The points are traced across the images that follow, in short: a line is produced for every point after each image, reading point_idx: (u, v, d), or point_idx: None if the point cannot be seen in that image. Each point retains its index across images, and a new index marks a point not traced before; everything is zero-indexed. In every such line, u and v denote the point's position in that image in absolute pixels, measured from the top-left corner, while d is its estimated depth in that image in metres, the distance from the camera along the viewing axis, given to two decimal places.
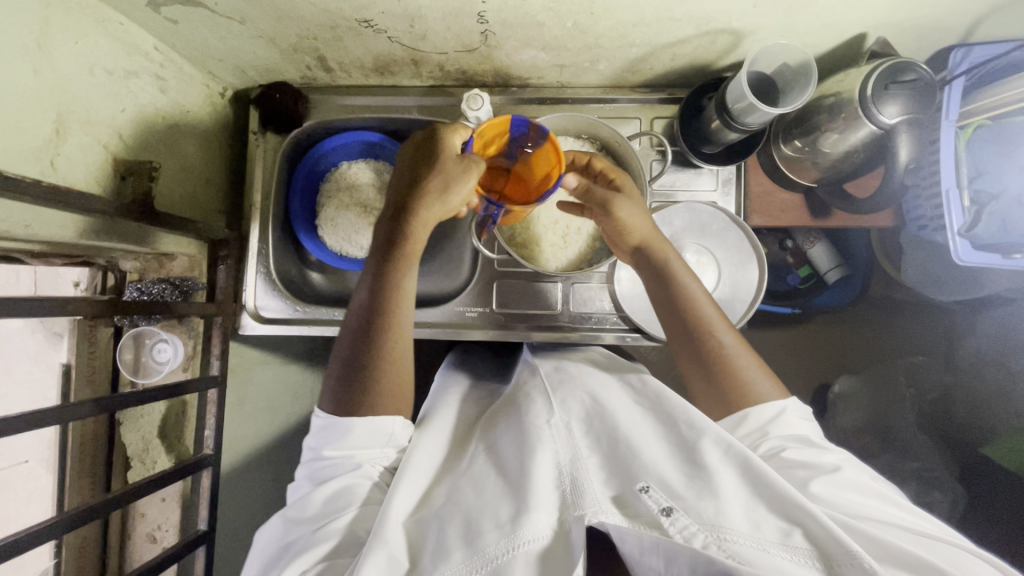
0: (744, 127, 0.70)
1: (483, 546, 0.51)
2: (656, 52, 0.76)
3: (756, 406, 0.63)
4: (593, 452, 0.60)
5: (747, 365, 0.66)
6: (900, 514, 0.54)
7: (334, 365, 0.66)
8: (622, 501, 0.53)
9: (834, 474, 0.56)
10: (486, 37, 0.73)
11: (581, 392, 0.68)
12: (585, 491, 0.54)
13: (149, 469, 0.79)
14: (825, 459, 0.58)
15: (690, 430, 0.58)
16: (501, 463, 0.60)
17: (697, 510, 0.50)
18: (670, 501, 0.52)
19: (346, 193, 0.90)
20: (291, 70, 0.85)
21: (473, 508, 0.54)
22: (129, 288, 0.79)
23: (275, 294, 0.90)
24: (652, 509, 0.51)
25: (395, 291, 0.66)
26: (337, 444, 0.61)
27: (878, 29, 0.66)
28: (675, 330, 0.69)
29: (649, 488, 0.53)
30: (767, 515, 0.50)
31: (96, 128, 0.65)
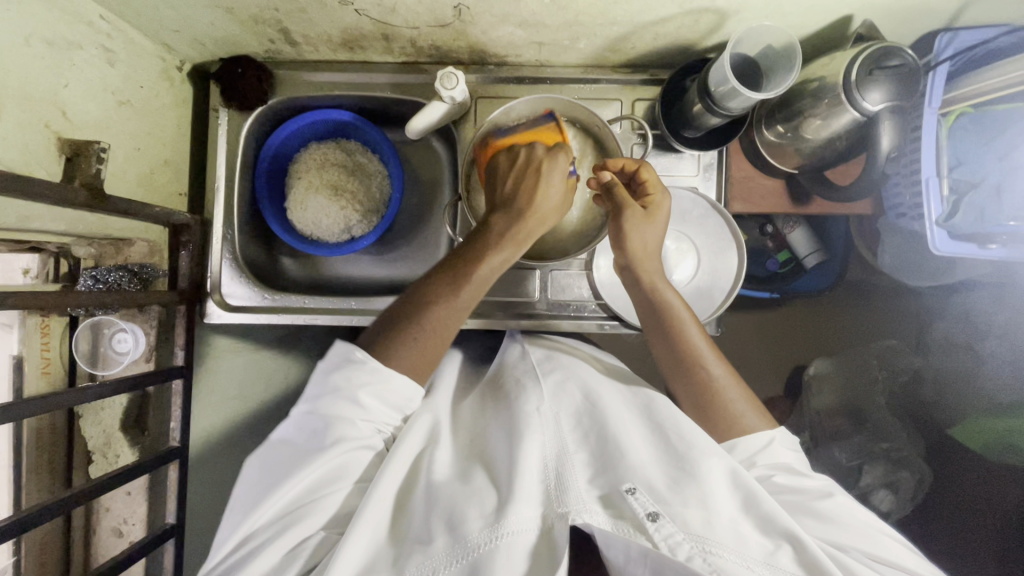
0: (726, 112, 0.68)
1: (463, 540, 0.50)
2: (637, 31, 0.73)
3: (742, 435, 0.64)
4: (580, 447, 0.60)
5: (735, 398, 0.66)
6: (879, 541, 0.58)
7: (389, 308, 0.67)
8: (608, 500, 0.54)
9: (823, 498, 0.60)
10: (460, 11, 0.69)
11: (573, 384, 0.68)
12: (569, 487, 0.55)
13: (112, 463, 0.76)
14: (812, 485, 0.62)
15: (681, 433, 0.60)
16: (490, 456, 0.60)
17: (683, 518, 0.52)
18: (657, 505, 0.53)
19: (316, 175, 0.90)
20: (254, 43, 0.80)
21: (459, 501, 0.54)
22: (83, 277, 0.75)
23: (241, 281, 0.86)
24: (638, 512, 0.52)
25: (483, 278, 0.67)
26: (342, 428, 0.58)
27: (865, 11, 0.64)
28: (667, 361, 0.70)
29: (636, 489, 0.53)
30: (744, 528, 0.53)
31: (36, 105, 0.60)
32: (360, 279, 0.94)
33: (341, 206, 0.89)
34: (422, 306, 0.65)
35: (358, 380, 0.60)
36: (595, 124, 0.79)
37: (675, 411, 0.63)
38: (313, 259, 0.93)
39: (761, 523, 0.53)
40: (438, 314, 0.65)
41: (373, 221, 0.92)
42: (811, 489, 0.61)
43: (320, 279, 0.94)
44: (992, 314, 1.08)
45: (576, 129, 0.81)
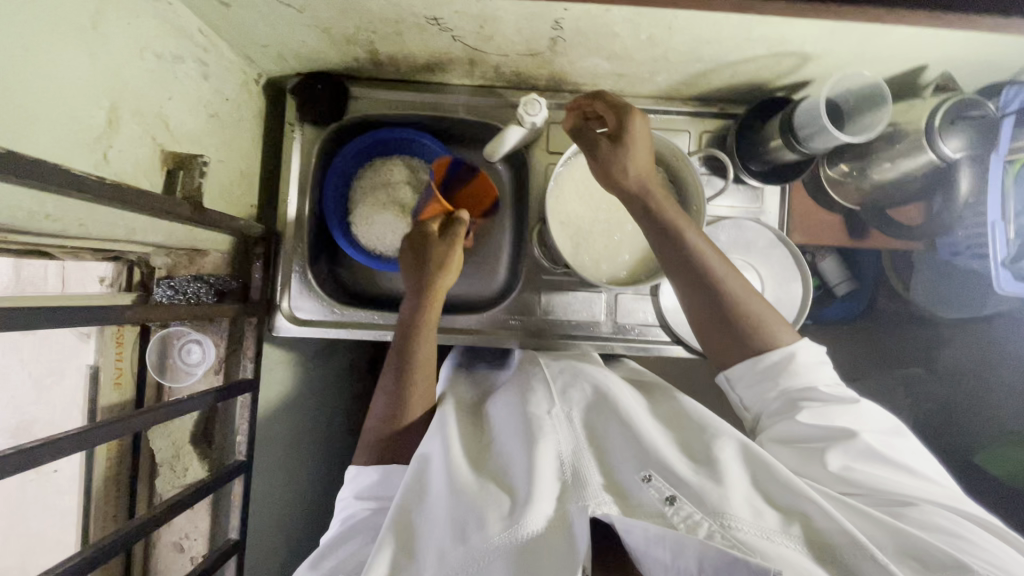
0: (807, 150, 0.71)
1: (478, 536, 0.52)
2: (719, 68, 0.76)
3: (767, 350, 0.66)
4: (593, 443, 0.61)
5: (762, 310, 0.68)
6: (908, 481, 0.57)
7: (378, 399, 0.73)
8: (625, 491, 0.55)
9: (849, 440, 0.59)
10: (555, 43, 0.70)
11: (582, 388, 0.70)
12: (585, 480, 0.55)
13: (180, 477, 0.76)
14: (837, 422, 0.61)
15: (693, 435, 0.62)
16: (506, 456, 0.61)
17: (699, 498, 0.52)
18: (672, 490, 0.54)
19: (381, 191, 0.90)
20: (337, 61, 0.80)
21: (476, 499, 0.55)
22: (159, 287, 0.75)
23: (310, 295, 0.85)
24: (655, 498, 0.53)
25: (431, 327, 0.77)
26: (368, 487, 0.66)
27: (944, 63, 0.67)
28: (683, 288, 0.69)
29: (651, 478, 0.55)
30: (761, 503, 0.53)
31: (145, 119, 0.60)
32: None
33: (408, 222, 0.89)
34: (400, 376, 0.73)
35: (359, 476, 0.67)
36: (672, 155, 0.80)
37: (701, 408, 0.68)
38: (374, 274, 0.94)
39: (782, 495, 0.54)
40: (414, 382, 0.73)
41: None
42: (838, 430, 0.60)
43: (380, 294, 0.94)
44: None
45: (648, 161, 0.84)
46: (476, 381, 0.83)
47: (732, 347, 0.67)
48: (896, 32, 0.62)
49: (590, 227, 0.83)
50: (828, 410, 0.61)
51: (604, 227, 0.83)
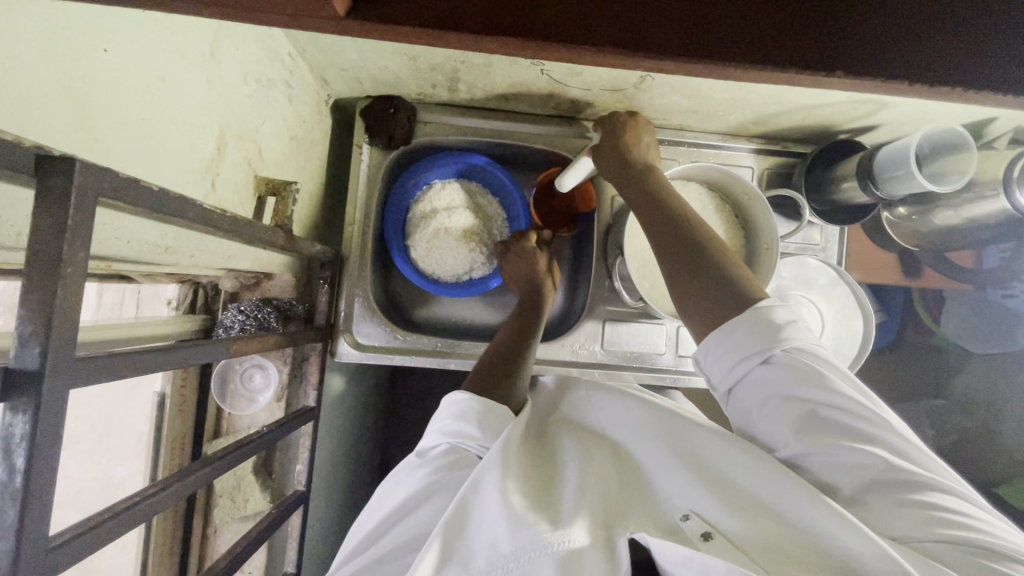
0: (883, 192, 0.72)
1: (529, 531, 0.45)
2: (793, 111, 0.78)
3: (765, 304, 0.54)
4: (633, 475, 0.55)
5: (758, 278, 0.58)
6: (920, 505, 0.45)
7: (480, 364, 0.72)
8: (662, 523, 0.49)
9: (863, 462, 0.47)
10: (642, 80, 0.71)
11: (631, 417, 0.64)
12: (626, 511, 0.50)
13: (241, 508, 0.73)
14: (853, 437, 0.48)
15: None
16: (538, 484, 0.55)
17: (743, 533, 0.46)
18: (715, 524, 0.47)
19: (440, 214, 0.89)
20: (413, 86, 0.80)
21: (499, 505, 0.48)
22: (229, 311, 0.71)
23: (374, 320, 0.83)
24: (693, 534, 0.47)
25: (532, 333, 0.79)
26: (467, 415, 0.59)
27: (1015, 117, 0.71)
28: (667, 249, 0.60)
29: (692, 512, 0.49)
30: (804, 535, 0.45)
31: (245, 144, 0.58)
32: (476, 322, 0.94)
33: (470, 246, 0.88)
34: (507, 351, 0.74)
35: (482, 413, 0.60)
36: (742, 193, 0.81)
37: None
38: (430, 298, 0.93)
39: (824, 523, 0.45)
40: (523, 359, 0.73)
41: (493, 262, 0.92)
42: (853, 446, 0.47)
43: (433, 318, 0.93)
44: None
45: (718, 201, 0.85)
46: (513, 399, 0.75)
47: (707, 302, 0.56)
48: None
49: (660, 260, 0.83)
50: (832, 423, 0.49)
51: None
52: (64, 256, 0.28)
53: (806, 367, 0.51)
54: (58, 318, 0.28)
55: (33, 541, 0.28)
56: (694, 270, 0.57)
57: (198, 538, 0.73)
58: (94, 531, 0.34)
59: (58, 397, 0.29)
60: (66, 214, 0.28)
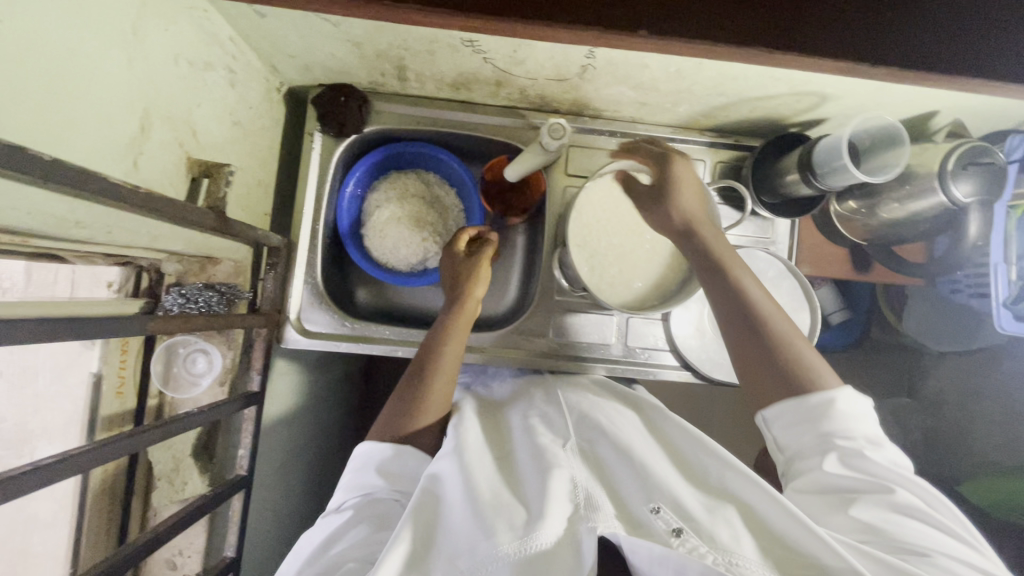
0: (823, 185, 0.73)
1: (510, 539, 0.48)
2: (739, 103, 0.78)
3: (807, 390, 0.60)
4: (599, 472, 0.58)
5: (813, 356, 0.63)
6: (932, 536, 0.51)
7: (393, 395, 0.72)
8: (629, 517, 0.52)
9: (890, 495, 0.53)
10: (585, 70, 0.71)
11: (601, 416, 0.67)
12: (596, 502, 0.53)
13: (179, 491, 0.73)
14: (878, 475, 0.55)
15: (706, 458, 0.60)
16: (512, 479, 0.58)
17: (709, 534, 0.49)
18: (681, 522, 0.51)
19: (395, 204, 0.89)
20: (363, 75, 0.80)
21: (482, 507, 0.51)
22: (170, 294, 0.73)
23: (321, 308, 0.84)
24: (662, 529, 0.50)
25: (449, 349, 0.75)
26: (385, 465, 0.64)
27: (953, 110, 0.72)
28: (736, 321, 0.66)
29: (660, 508, 0.52)
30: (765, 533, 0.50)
31: (176, 124, 0.59)
32: (430, 311, 0.94)
33: (422, 237, 0.89)
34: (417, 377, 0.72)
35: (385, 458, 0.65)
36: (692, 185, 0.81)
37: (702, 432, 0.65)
38: (384, 287, 0.93)
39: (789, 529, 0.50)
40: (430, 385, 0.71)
41: None
42: (876, 484, 0.54)
43: (387, 306, 0.94)
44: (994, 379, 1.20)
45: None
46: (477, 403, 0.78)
47: (773, 380, 0.62)
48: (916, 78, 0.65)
49: (607, 249, 0.83)
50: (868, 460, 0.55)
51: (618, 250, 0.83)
52: None
53: (859, 410, 0.59)
54: None
55: None
56: (770, 354, 0.63)
57: (135, 522, 0.73)
58: None
59: None
60: None
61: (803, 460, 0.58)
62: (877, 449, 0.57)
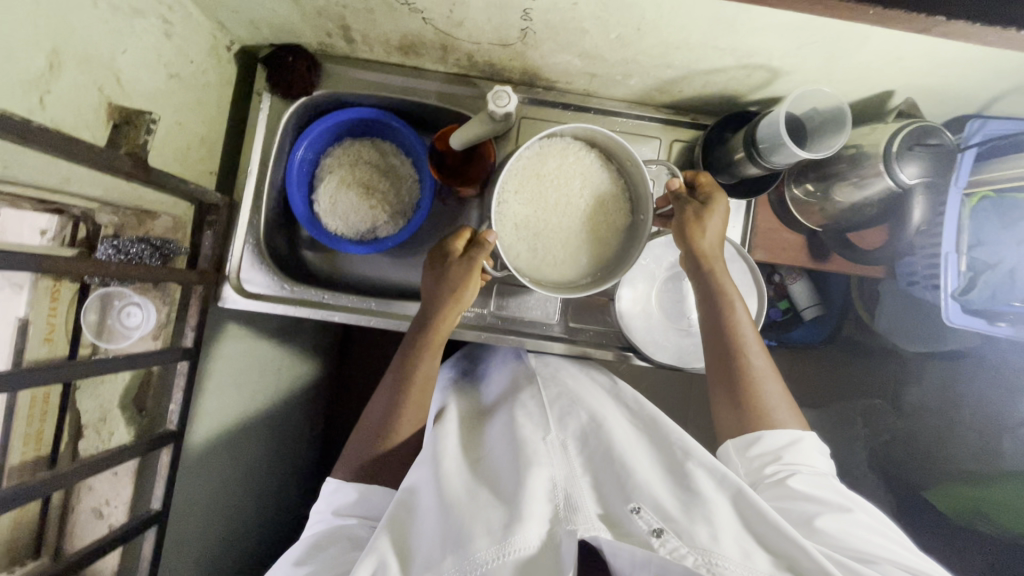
0: (768, 164, 0.70)
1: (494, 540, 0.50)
2: (690, 76, 0.76)
3: (772, 428, 0.67)
4: (587, 472, 0.60)
5: (773, 393, 0.70)
6: (882, 545, 0.56)
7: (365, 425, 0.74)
8: (613, 520, 0.54)
9: (845, 512, 0.59)
10: (525, 34, 0.70)
11: (583, 411, 0.68)
12: (577, 506, 0.55)
13: (104, 441, 0.73)
14: (833, 498, 0.61)
15: (683, 456, 0.61)
16: (496, 478, 0.60)
17: (690, 533, 0.50)
18: (662, 522, 0.52)
19: (347, 172, 0.89)
20: (310, 35, 0.79)
21: (463, 512, 0.53)
22: (102, 245, 0.70)
23: (261, 269, 0.85)
24: (643, 530, 0.52)
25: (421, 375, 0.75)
26: (345, 506, 0.67)
27: (908, 89, 0.69)
28: (715, 355, 0.73)
29: (640, 508, 0.53)
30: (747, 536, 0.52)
31: (93, 68, 0.58)
32: (378, 281, 0.94)
33: (371, 205, 0.89)
34: (388, 409, 0.73)
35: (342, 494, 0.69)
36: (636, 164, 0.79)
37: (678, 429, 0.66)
38: (334, 254, 0.93)
39: (764, 528, 0.52)
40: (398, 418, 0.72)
41: (399, 223, 0.91)
42: (834, 503, 0.60)
43: (335, 273, 0.94)
44: (962, 385, 1.13)
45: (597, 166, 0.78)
46: (459, 403, 0.78)
47: (747, 413, 0.69)
48: (862, 51, 0.62)
49: (545, 231, 0.77)
50: (819, 484, 0.62)
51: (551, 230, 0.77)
52: None
53: (805, 445, 0.67)
54: None
55: None
56: (738, 394, 0.70)
57: None
58: None
59: None
60: None
61: (767, 485, 0.64)
62: (817, 470, 0.65)
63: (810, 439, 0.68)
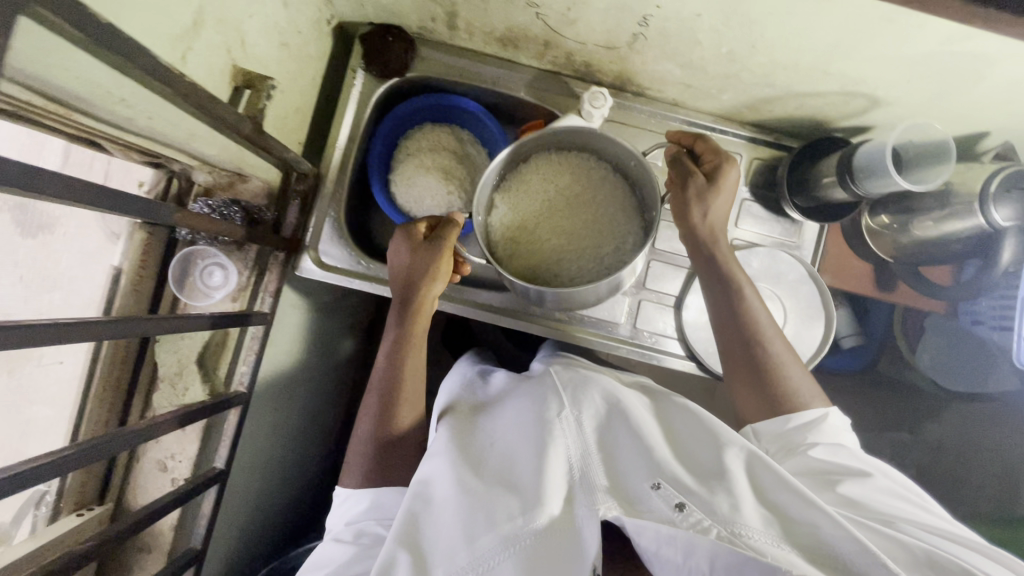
0: (859, 191, 0.71)
1: (510, 529, 0.53)
2: (786, 97, 0.77)
3: (798, 411, 0.71)
4: (604, 449, 0.60)
5: (797, 378, 0.73)
6: (907, 508, 0.58)
7: (361, 433, 0.75)
8: (633, 496, 0.54)
9: (865, 478, 0.61)
10: (635, 39, 0.71)
11: (597, 387, 0.68)
12: (595, 486, 0.55)
13: (179, 396, 0.74)
14: (855, 466, 0.63)
15: (706, 436, 0.61)
16: (513, 457, 0.60)
17: (710, 506, 0.51)
18: (682, 497, 0.53)
19: (426, 155, 0.89)
20: (413, 17, 0.80)
21: (482, 502, 0.56)
22: (196, 202, 0.75)
23: (340, 243, 0.86)
24: (665, 506, 0.52)
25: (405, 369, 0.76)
26: (356, 515, 0.70)
27: (1004, 132, 0.70)
28: (733, 340, 0.75)
29: (661, 485, 0.54)
30: (773, 510, 0.52)
31: (226, 29, 0.59)
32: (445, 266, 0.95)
33: (447, 191, 0.89)
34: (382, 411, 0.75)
35: (353, 506, 0.71)
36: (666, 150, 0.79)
37: (692, 404, 0.68)
38: None
39: (786, 499, 0.52)
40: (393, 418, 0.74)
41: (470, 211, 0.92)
42: (854, 470, 0.62)
43: None
44: None
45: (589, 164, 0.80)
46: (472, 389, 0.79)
47: (759, 399, 0.73)
48: (974, 91, 0.64)
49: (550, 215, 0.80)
50: (841, 451, 0.65)
51: (557, 214, 0.80)
52: None
53: (825, 424, 0.69)
54: None
55: None
56: (756, 381, 0.74)
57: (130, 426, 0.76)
58: None
59: None
60: None
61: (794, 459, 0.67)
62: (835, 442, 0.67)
63: (830, 414, 0.70)
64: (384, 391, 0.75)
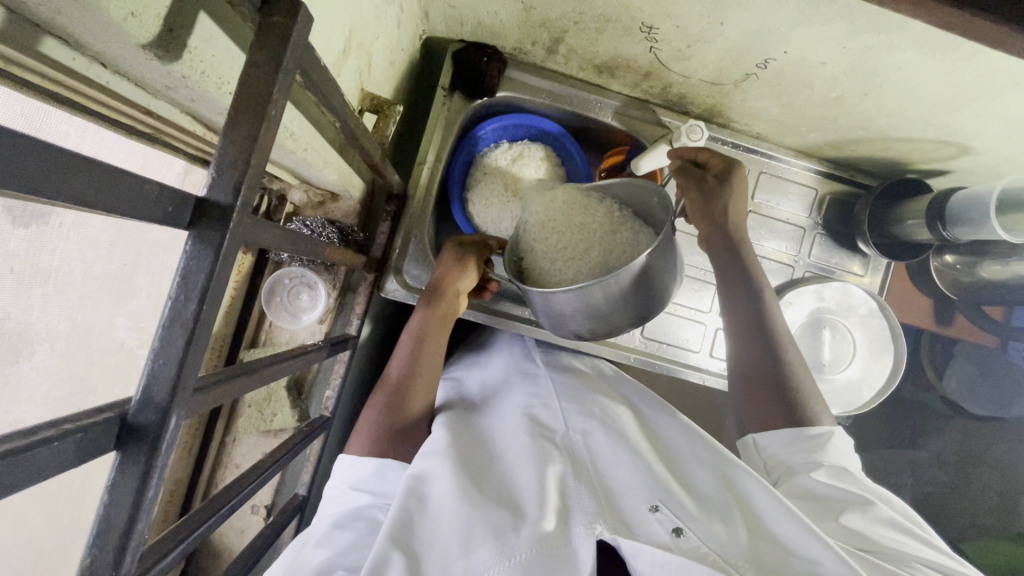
0: (947, 234, 0.76)
1: (506, 541, 0.46)
2: (877, 140, 0.79)
3: (810, 422, 0.63)
4: (599, 462, 0.56)
5: (808, 385, 0.66)
6: (910, 542, 0.52)
7: (369, 415, 0.62)
8: (628, 512, 0.50)
9: (866, 508, 0.54)
10: (745, 79, 0.72)
11: (597, 403, 0.64)
12: (593, 501, 0.50)
13: (267, 422, 0.73)
14: (856, 492, 0.56)
15: (700, 459, 0.58)
16: (508, 470, 0.55)
17: (708, 535, 0.48)
18: (681, 520, 0.48)
19: (502, 174, 0.86)
20: (512, 39, 0.79)
21: (479, 509, 0.48)
22: (291, 222, 0.73)
23: (423, 263, 0.80)
24: (662, 531, 0.48)
25: (432, 361, 0.67)
26: (361, 481, 0.57)
27: None
28: (749, 333, 0.69)
29: (660, 506, 0.49)
30: (767, 538, 0.49)
31: (362, 53, 0.57)
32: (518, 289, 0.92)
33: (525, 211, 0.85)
34: (404, 399, 0.63)
35: (358, 470, 0.57)
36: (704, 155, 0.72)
37: (693, 427, 0.66)
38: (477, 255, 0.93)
39: (782, 528, 0.49)
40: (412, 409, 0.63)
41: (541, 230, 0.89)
42: (856, 499, 0.55)
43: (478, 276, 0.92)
44: None
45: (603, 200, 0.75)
46: (464, 395, 0.72)
47: (778, 408, 0.65)
48: None
49: (577, 226, 0.72)
50: (847, 475, 0.57)
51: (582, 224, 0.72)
52: (271, 98, 0.27)
53: (840, 443, 0.61)
54: (254, 159, 0.27)
55: (187, 389, 0.28)
56: (771, 384, 0.66)
57: (213, 448, 0.74)
58: (205, 393, 0.33)
59: (234, 248, 0.28)
60: (283, 52, 0.28)
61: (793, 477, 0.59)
62: (842, 460, 0.59)
63: (834, 433, 0.62)
64: (406, 376, 0.64)
